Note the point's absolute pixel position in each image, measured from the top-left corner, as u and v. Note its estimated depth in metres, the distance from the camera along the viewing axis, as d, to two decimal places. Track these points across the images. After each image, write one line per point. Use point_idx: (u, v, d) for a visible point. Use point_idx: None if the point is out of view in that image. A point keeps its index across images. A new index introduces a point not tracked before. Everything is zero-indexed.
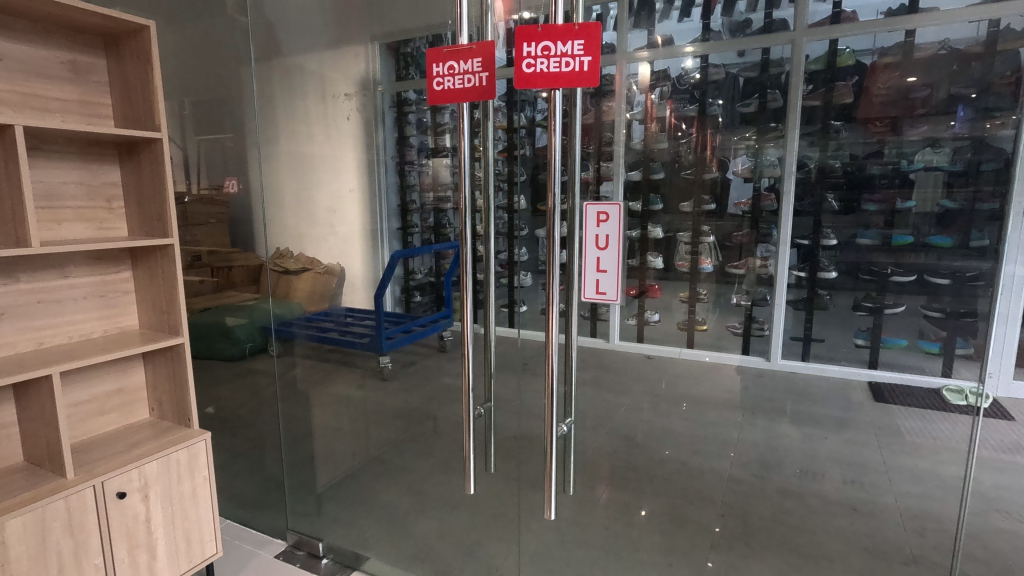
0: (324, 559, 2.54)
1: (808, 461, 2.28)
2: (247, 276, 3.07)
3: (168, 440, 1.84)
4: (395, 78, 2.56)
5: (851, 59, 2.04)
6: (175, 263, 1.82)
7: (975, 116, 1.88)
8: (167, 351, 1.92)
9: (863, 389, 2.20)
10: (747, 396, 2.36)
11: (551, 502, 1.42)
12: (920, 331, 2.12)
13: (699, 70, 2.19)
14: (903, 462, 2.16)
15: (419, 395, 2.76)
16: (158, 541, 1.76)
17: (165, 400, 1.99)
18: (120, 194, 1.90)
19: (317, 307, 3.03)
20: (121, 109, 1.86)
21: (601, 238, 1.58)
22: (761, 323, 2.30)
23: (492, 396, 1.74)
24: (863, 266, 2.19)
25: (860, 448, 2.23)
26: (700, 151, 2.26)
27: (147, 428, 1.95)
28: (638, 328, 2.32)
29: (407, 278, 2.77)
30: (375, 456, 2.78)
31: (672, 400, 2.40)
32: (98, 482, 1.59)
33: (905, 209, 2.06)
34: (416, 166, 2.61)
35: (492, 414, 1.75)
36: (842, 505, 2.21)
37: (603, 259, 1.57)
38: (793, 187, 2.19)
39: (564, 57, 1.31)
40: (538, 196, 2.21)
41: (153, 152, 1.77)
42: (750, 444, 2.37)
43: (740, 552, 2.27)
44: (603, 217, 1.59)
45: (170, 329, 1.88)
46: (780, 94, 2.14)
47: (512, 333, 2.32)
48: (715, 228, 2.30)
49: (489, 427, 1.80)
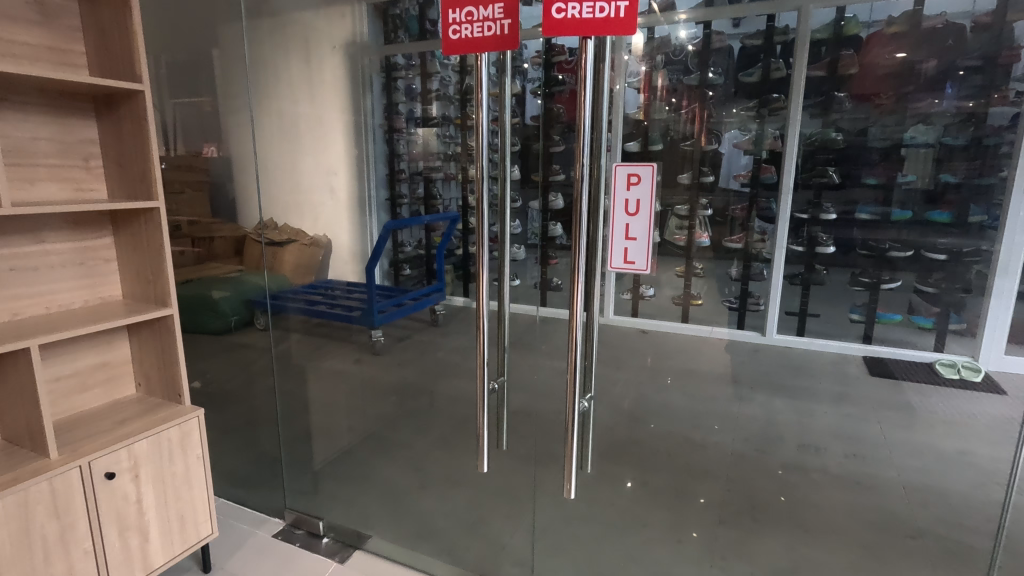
0: (324, 538, 2.26)
1: (806, 436, 2.33)
2: (230, 248, 2.76)
3: (159, 417, 1.77)
4: (384, 41, 2.59)
5: (857, 29, 2.00)
6: (161, 229, 1.72)
7: (962, 93, 1.88)
8: (154, 324, 1.84)
9: (858, 362, 2.23)
10: (742, 368, 2.40)
11: (571, 481, 1.39)
12: (911, 305, 2.15)
13: (700, 38, 2.10)
14: (903, 437, 2.19)
15: (414, 370, 2.87)
16: (151, 522, 1.71)
17: (152, 375, 1.91)
18: (99, 152, 1.79)
19: (304, 280, 3.01)
20: (97, 58, 1.74)
21: (630, 204, 1.52)
22: (757, 298, 2.31)
23: (505, 370, 1.67)
24: (859, 241, 2.22)
25: (858, 422, 2.27)
26: (691, 124, 2.15)
27: (134, 403, 1.88)
28: (633, 303, 2.09)
29: (396, 252, 2.89)
30: (371, 432, 2.71)
31: (659, 374, 2.42)
32: (84, 462, 1.52)
33: (905, 182, 2.06)
34: (405, 134, 2.63)
35: (505, 391, 1.69)
36: (843, 479, 2.23)
37: (632, 226, 1.52)
38: (793, 161, 2.15)
39: (598, 2, 1.20)
40: (529, 167, 2.28)
41: (135, 106, 1.66)
42: (746, 417, 2.43)
43: (748, 528, 2.17)
44: (635, 179, 1.53)
45: (158, 300, 1.80)
46: (784, 62, 2.08)
47: (529, 311, 2.34)
48: (710, 202, 2.20)
49: (501, 403, 1.75)
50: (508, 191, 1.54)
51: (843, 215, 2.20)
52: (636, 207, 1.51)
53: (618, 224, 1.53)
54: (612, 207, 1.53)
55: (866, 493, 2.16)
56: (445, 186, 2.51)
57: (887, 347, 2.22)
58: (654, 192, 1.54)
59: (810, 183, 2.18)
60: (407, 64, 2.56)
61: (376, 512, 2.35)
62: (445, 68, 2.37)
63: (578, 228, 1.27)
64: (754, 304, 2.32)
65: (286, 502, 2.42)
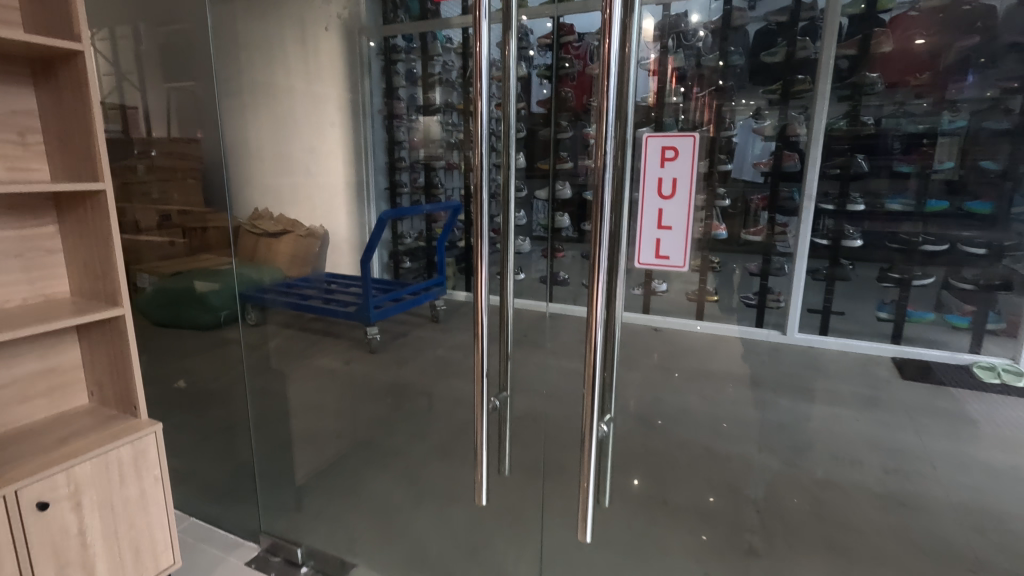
0: (302, 567, 2.18)
1: (844, 450, 2.11)
2: (223, 238, 2.64)
3: (109, 434, 1.63)
4: (382, 22, 2.45)
5: (891, 3, 1.84)
6: (107, 216, 1.57)
7: (982, 82, 1.79)
8: (103, 322, 1.70)
9: (885, 363, 2.14)
10: (762, 370, 2.26)
11: (587, 524, 1.27)
12: (942, 303, 2.03)
13: (720, 16, 1.92)
14: (942, 446, 2.06)
15: (413, 368, 2.67)
16: (96, 556, 1.59)
17: (105, 382, 1.78)
18: (37, 126, 1.65)
19: (299, 273, 2.84)
20: (33, 17, 1.59)
21: (664, 186, 1.37)
22: (777, 294, 2.16)
23: (506, 386, 1.53)
24: (888, 234, 2.09)
25: (891, 431, 2.12)
26: (703, 113, 1.91)
27: (84, 415, 1.76)
28: (645, 298, 1.94)
29: (395, 242, 2.65)
30: (361, 440, 2.58)
31: (665, 370, 2.23)
32: (11, 490, 1.37)
33: (941, 170, 1.91)
34: (405, 121, 2.50)
35: (508, 406, 1.54)
36: (886, 499, 2.00)
37: (663, 213, 1.38)
38: (819, 150, 2.01)
39: None
40: (535, 154, 2.18)
41: (74, 69, 1.51)
42: (771, 423, 2.25)
43: (780, 553, 1.95)
44: (671, 153, 1.41)
45: (106, 296, 1.66)
46: (812, 41, 1.90)
47: (538, 306, 2.08)
48: (730, 190, 1.99)
49: (504, 418, 1.59)
50: (513, 180, 1.34)
51: (873, 207, 2.07)
52: (673, 190, 1.37)
53: (649, 214, 1.39)
54: (645, 186, 1.38)
55: (912, 515, 1.95)
56: (447, 176, 2.40)
57: (917, 350, 2.09)
58: (691, 168, 1.44)
59: (829, 174, 2.04)
60: (407, 45, 2.48)
61: (363, 539, 2.25)
62: (449, 53, 2.40)
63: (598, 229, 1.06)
64: (771, 302, 2.18)
65: (261, 526, 2.34)
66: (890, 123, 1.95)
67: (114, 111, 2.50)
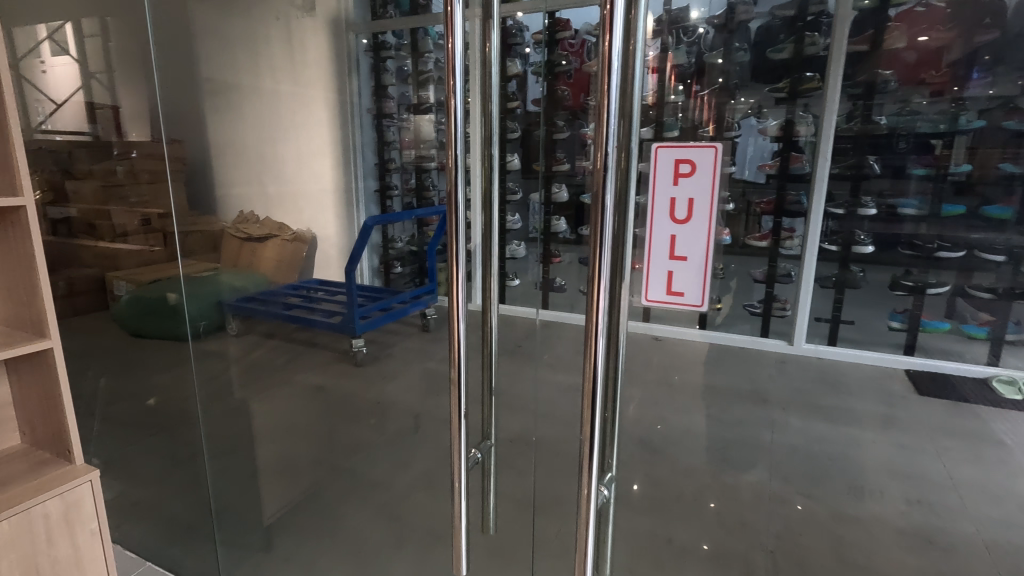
0: None
1: (857, 476, 1.75)
2: (206, 243, 2.65)
3: (39, 481, 1.15)
4: (370, 17, 2.25)
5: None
6: (30, 235, 1.14)
7: (984, 80, 1.92)
8: (33, 358, 1.23)
9: (901, 379, 1.98)
10: (775, 387, 2.03)
11: None
12: (953, 311, 2.12)
13: (725, 10, 1.75)
14: (968, 473, 1.73)
15: (402, 385, 2.31)
16: None
17: (38, 423, 1.28)
18: None
19: (284, 279, 2.59)
20: None
21: (678, 206, 1.03)
22: (783, 302, 2.01)
23: (492, 432, 0.84)
24: (903, 240, 2.17)
25: (913, 455, 1.82)
26: (702, 112, 1.69)
27: (17, 461, 1.26)
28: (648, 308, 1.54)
29: (385, 246, 2.42)
30: (338, 467, 2.06)
31: (668, 386, 1.96)
32: None
33: (959, 174, 2.04)
34: (396, 120, 2.31)
35: (490, 470, 0.88)
36: (911, 536, 1.59)
37: (676, 240, 1.05)
38: (827, 151, 1.97)
39: None
40: (531, 154, 2.04)
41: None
42: (785, 448, 1.93)
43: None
44: (685, 168, 1.06)
45: (32, 325, 1.20)
46: (822, 36, 1.81)
47: (531, 314, 1.94)
48: (733, 195, 1.72)
49: (487, 481, 0.89)
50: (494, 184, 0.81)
51: (884, 209, 2.14)
52: (685, 210, 1.03)
53: (664, 240, 1.07)
54: (659, 210, 1.04)
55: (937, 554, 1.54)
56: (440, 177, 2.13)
57: (931, 361, 1.96)
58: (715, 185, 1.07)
59: (838, 174, 2.03)
60: (397, 42, 2.25)
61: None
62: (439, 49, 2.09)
63: (593, 287, 0.59)
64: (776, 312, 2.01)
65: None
66: (893, 123, 2.02)
67: (102, 111, 2.28)
